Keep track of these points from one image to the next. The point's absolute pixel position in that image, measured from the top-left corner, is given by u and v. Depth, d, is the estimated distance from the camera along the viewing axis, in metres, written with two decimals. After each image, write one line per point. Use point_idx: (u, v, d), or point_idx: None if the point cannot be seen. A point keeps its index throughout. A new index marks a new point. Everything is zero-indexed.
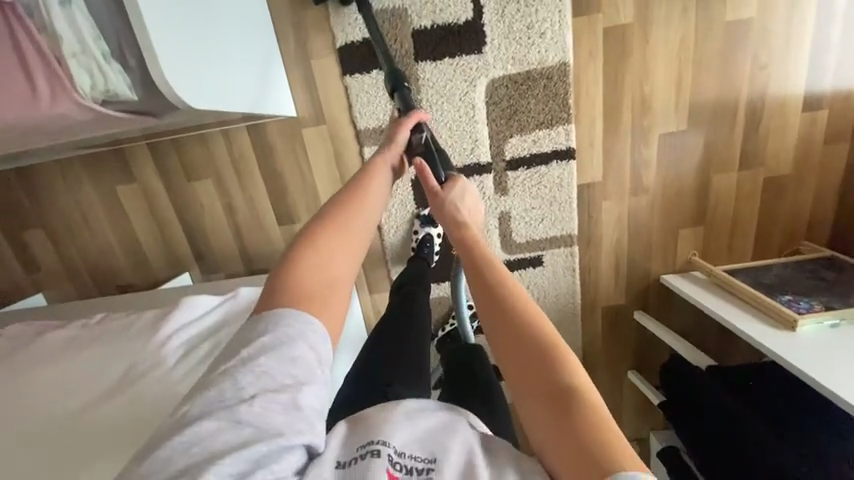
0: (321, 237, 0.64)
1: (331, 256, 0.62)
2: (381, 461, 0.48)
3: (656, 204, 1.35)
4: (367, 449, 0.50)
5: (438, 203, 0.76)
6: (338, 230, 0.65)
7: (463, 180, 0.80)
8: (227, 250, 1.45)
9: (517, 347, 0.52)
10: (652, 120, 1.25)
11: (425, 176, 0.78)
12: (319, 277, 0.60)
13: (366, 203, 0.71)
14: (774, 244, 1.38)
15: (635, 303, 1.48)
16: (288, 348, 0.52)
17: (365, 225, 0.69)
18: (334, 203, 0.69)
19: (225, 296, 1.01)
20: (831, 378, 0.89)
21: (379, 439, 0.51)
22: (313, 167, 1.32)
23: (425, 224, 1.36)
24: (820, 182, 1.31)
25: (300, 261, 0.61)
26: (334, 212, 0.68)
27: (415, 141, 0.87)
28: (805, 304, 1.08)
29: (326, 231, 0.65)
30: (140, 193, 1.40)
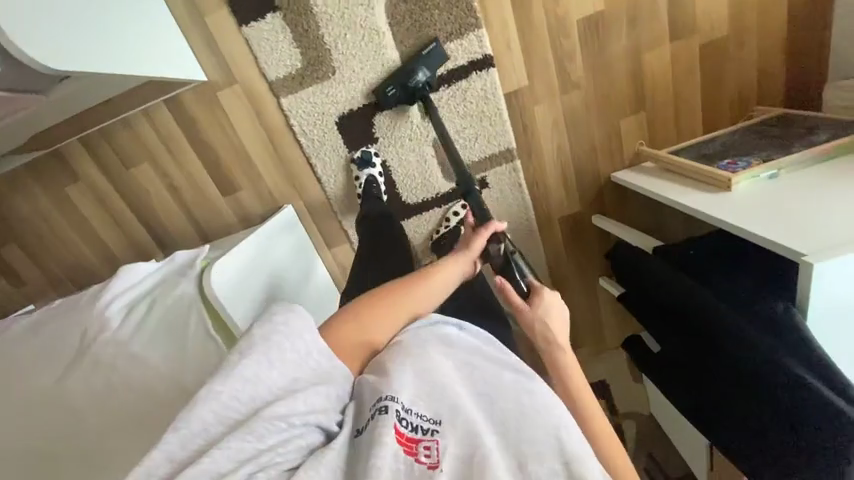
0: (378, 313, 0.74)
1: (372, 322, 0.73)
2: (389, 418, 0.56)
3: (591, 100, 1.30)
4: (377, 406, 0.58)
5: (523, 316, 0.80)
6: (408, 296, 0.78)
7: (550, 291, 0.82)
8: (184, 231, 1.49)
9: (573, 405, 0.69)
10: (565, 7, 1.18)
11: (508, 292, 0.82)
12: (360, 341, 0.71)
13: (429, 286, 0.81)
14: (724, 117, 1.31)
15: (591, 208, 1.45)
16: (296, 357, 0.62)
17: (425, 295, 0.80)
18: (404, 281, 0.80)
19: (161, 261, 1.05)
20: (757, 224, 0.85)
21: (388, 396, 0.59)
22: (239, 130, 1.33)
23: (363, 167, 1.34)
24: (762, 38, 1.22)
25: (353, 328, 0.72)
26: (408, 280, 0.80)
27: (492, 250, 0.95)
28: (742, 164, 1.01)
29: (393, 297, 0.77)
30: (88, 191, 1.45)
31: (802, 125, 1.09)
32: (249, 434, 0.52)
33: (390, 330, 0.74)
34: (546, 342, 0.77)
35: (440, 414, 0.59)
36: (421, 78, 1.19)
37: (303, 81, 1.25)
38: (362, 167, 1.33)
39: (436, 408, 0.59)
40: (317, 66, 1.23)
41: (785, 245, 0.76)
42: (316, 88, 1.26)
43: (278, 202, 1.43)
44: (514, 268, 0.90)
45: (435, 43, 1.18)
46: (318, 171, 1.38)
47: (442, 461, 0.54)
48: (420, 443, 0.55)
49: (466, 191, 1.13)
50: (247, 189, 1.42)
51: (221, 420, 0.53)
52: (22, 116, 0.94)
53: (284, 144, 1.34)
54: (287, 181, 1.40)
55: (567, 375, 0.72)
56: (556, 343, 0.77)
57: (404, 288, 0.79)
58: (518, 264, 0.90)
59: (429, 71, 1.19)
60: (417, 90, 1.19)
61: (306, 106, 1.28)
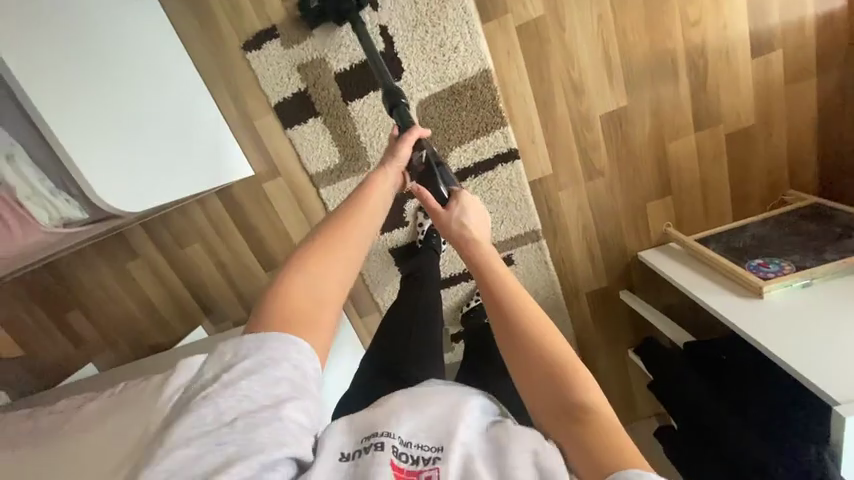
0: (321, 257, 0.61)
1: (322, 271, 0.59)
2: (384, 455, 0.48)
3: (617, 185, 1.32)
4: (370, 442, 0.49)
5: (440, 219, 0.77)
6: (340, 234, 0.64)
7: (466, 193, 0.80)
8: (228, 301, 1.62)
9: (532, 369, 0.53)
10: (589, 104, 1.23)
11: (425, 198, 0.79)
12: (307, 298, 0.57)
13: (368, 208, 0.69)
14: (755, 200, 1.30)
15: (619, 283, 1.46)
16: (266, 369, 0.50)
17: (366, 233, 0.66)
18: (339, 214, 0.67)
19: None
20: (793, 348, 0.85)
21: (383, 431, 0.50)
22: (280, 214, 1.44)
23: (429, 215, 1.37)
24: (791, 127, 1.22)
25: (294, 273, 0.58)
26: (340, 215, 0.67)
27: (415, 160, 0.91)
28: (774, 266, 1.02)
29: (324, 239, 0.63)
30: (146, 265, 1.60)
31: (835, 222, 1.08)
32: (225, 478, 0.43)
33: (332, 275, 0.60)
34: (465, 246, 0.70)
35: (441, 438, 0.50)
36: None
37: (341, 174, 1.35)
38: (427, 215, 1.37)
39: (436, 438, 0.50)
40: (353, 160, 1.32)
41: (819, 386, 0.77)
42: (352, 180, 1.35)
43: None
44: (436, 174, 0.89)
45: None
46: None
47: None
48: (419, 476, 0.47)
49: (393, 105, 0.99)
50: (286, 265, 1.52)
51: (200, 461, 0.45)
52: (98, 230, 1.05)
53: (321, 226, 1.44)
54: None
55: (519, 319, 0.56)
56: (475, 241, 0.71)
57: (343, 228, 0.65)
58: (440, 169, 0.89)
59: None
60: (344, 5, 1.11)
61: (343, 194, 1.37)
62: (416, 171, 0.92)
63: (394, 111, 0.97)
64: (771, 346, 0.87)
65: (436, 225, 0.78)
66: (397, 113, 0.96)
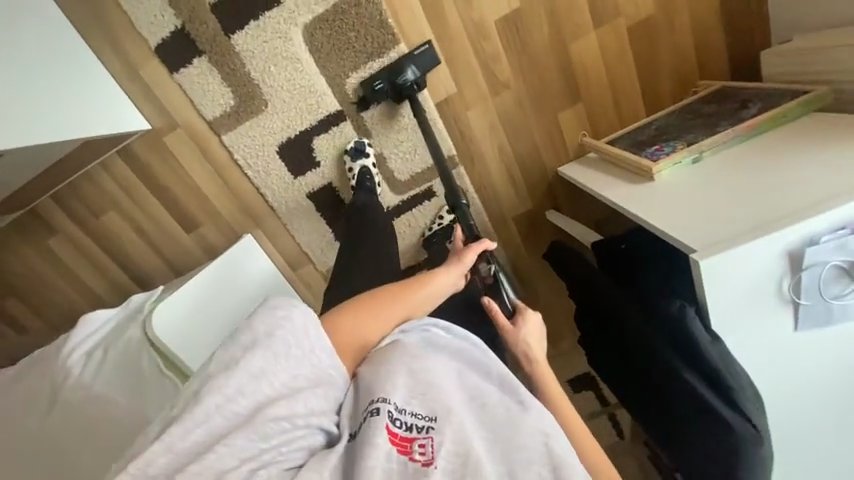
0: (376, 314, 0.69)
1: (370, 323, 0.67)
2: (381, 418, 0.52)
3: (525, 98, 1.28)
4: (369, 408, 0.54)
5: (507, 337, 0.78)
6: (409, 298, 0.74)
7: (536, 314, 0.80)
8: (158, 270, 1.58)
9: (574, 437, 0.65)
10: (482, 11, 1.17)
11: (495, 312, 0.78)
12: (355, 342, 0.65)
13: (427, 295, 0.77)
14: (667, 97, 1.26)
15: (544, 203, 1.43)
16: (298, 356, 0.56)
17: (427, 305, 0.77)
18: (400, 284, 0.75)
19: (118, 307, 1.12)
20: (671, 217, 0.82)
21: (379, 397, 0.55)
22: (190, 169, 1.39)
23: (357, 157, 1.31)
24: (693, 13, 1.17)
25: (350, 321, 0.66)
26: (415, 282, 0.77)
27: (483, 269, 0.99)
28: (668, 148, 0.98)
29: (398, 298, 0.73)
30: (68, 242, 1.56)
31: (735, 99, 1.03)
32: (252, 433, 0.49)
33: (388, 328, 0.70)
34: (533, 366, 0.74)
35: (437, 412, 0.55)
36: (410, 78, 1.18)
37: (239, 117, 1.29)
38: (355, 158, 1.31)
39: (431, 405, 0.55)
40: (249, 101, 1.27)
41: (678, 240, 0.76)
42: (252, 122, 1.30)
43: (238, 233, 1.49)
44: (502, 292, 0.96)
45: (426, 46, 1.18)
46: (270, 199, 1.43)
47: (436, 460, 0.51)
48: (414, 442, 0.52)
49: (454, 204, 1.16)
50: (207, 224, 1.48)
51: (225, 419, 0.50)
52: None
53: (233, 177, 1.40)
54: (244, 213, 1.46)
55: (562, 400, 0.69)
56: (544, 369, 0.74)
57: (412, 293, 0.75)
58: (503, 283, 0.97)
59: (417, 70, 1.19)
60: (404, 89, 1.19)
61: (247, 139, 1.32)
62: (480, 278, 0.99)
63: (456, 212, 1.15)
64: (650, 219, 0.84)
65: (503, 340, 0.80)
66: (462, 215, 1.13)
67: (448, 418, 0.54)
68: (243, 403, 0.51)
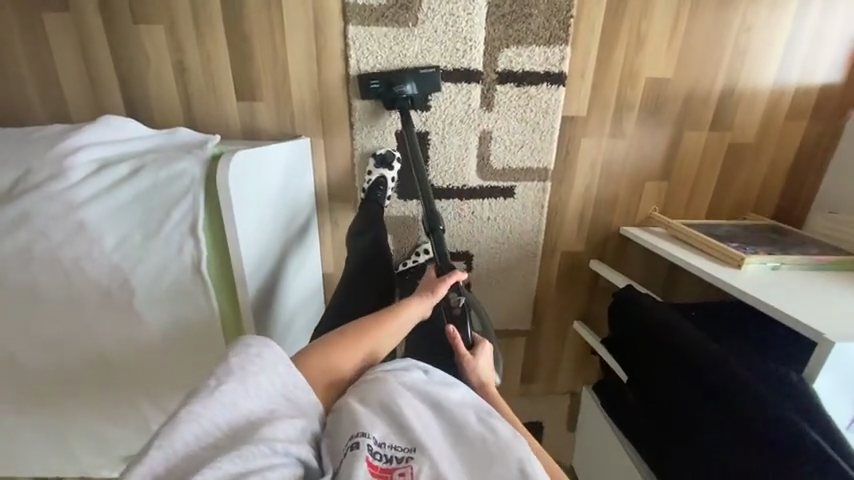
0: (342, 351, 0.70)
1: (341, 365, 0.69)
2: (361, 451, 0.54)
3: (629, 152, 1.37)
4: (350, 442, 0.55)
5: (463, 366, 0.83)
6: (373, 336, 0.74)
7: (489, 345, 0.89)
8: (171, 121, 1.26)
9: None
10: (641, 62, 1.26)
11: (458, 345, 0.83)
12: (325, 380, 0.67)
13: (396, 328, 0.79)
14: (724, 212, 1.46)
15: (591, 251, 1.50)
16: (281, 376, 0.60)
17: (390, 339, 0.77)
18: (368, 320, 0.76)
19: (161, 131, 0.85)
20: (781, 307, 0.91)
21: (360, 432, 0.56)
22: (289, 36, 1.19)
23: (381, 164, 1.31)
24: (775, 160, 1.40)
25: (322, 360, 0.68)
26: (368, 323, 0.76)
27: (453, 299, 0.98)
28: (750, 249, 1.14)
29: (354, 340, 0.72)
30: (72, 30, 1.18)
31: (793, 236, 1.24)
32: (233, 457, 0.49)
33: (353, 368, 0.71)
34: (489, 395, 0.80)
35: (413, 443, 0.56)
36: None
37: (380, 18, 1.17)
38: (380, 164, 1.31)
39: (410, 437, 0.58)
40: (401, 9, 1.16)
41: (806, 326, 0.83)
42: (390, 31, 1.18)
43: (297, 131, 1.28)
44: (468, 322, 0.94)
45: (432, 69, 1.20)
46: (355, 114, 1.27)
47: None
48: (392, 472, 0.53)
49: (431, 228, 1.11)
50: (268, 103, 1.25)
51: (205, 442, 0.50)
52: None
53: (331, 71, 1.22)
54: (316, 113, 1.27)
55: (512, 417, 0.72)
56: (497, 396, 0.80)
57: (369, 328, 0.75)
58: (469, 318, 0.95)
59: None
60: (399, 100, 1.20)
61: (373, 44, 1.19)
62: (449, 309, 0.97)
63: (431, 236, 1.11)
64: (763, 303, 0.92)
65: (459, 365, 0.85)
66: (435, 241, 1.10)
67: (421, 442, 0.56)
68: (220, 434, 0.51)
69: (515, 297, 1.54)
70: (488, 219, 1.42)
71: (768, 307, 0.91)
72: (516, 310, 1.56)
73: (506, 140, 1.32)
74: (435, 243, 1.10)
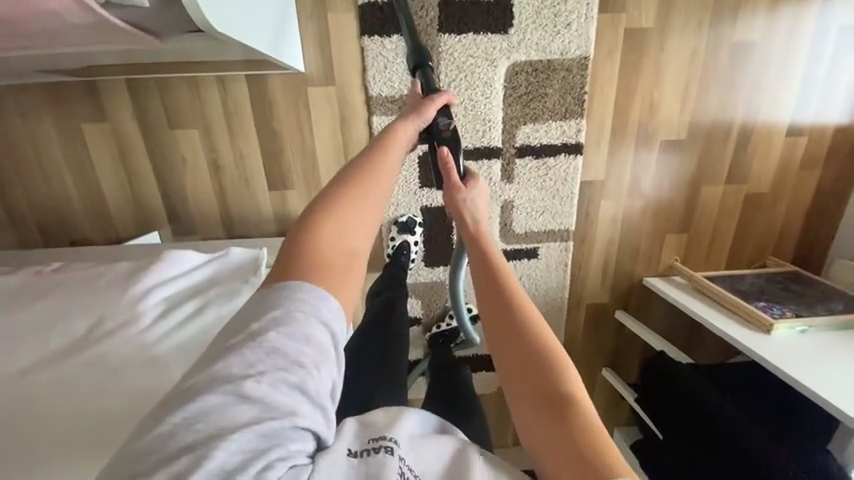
0: (326, 219, 0.60)
1: (341, 229, 0.60)
2: (394, 458, 0.47)
3: (648, 208, 1.41)
4: (379, 444, 0.48)
5: (455, 204, 0.71)
6: (348, 199, 0.62)
7: (482, 183, 0.75)
8: (207, 213, 1.32)
9: (525, 371, 0.52)
10: (655, 126, 1.31)
11: (449, 171, 0.71)
12: (333, 249, 0.58)
13: (380, 182, 0.65)
14: (744, 258, 1.48)
15: (616, 302, 1.54)
16: (300, 325, 0.50)
17: (376, 199, 0.64)
18: (342, 179, 0.64)
19: (214, 255, 0.91)
20: (816, 385, 0.94)
21: (390, 436, 0.49)
22: (316, 129, 1.24)
23: (403, 231, 1.36)
24: (791, 206, 1.42)
25: (318, 227, 0.59)
26: (342, 186, 0.63)
27: (441, 124, 0.73)
28: (777, 310, 1.17)
29: (334, 204, 0.61)
30: (113, 138, 1.26)
31: (816, 288, 1.27)
32: (255, 428, 0.43)
33: (353, 223, 0.61)
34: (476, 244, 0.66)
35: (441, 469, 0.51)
36: None
37: (402, 107, 1.22)
38: (401, 231, 1.35)
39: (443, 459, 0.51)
40: None
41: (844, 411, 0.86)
42: None
43: None
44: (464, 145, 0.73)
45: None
46: None
47: None
48: None
49: (418, 65, 0.82)
50: (298, 189, 1.30)
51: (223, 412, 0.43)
52: (174, 47, 0.81)
53: None
54: None
55: (509, 303, 0.57)
56: (487, 239, 0.67)
57: (347, 200, 0.62)
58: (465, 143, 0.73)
59: None
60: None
61: None
62: (437, 137, 0.74)
63: (418, 75, 0.81)
64: (798, 382, 0.95)
65: (448, 205, 0.72)
66: (423, 77, 0.80)
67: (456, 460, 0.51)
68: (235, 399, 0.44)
69: None
70: None
71: (802, 385, 0.95)
72: None
73: (528, 207, 1.37)
74: (424, 81, 0.81)
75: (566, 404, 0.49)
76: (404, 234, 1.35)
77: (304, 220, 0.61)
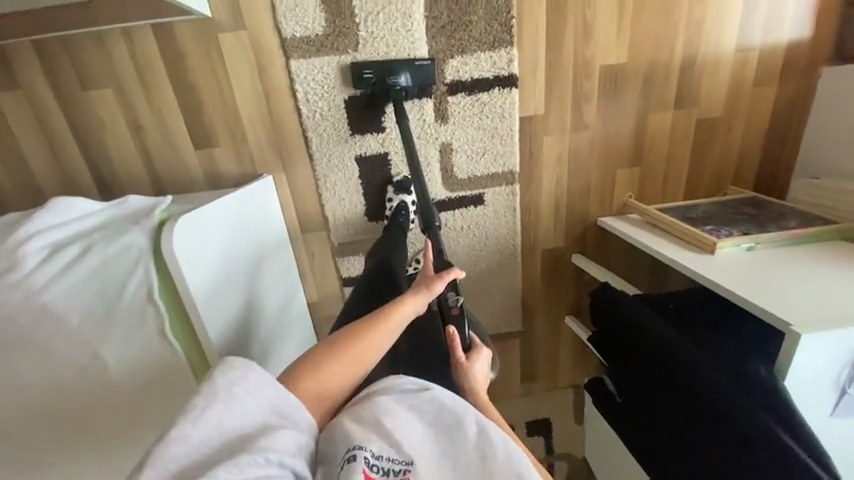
0: (336, 361, 0.66)
1: (332, 376, 0.65)
2: (358, 465, 0.52)
3: (595, 142, 1.34)
4: (347, 456, 0.54)
5: (459, 373, 0.82)
6: (361, 344, 0.69)
7: (485, 350, 0.86)
8: (136, 180, 1.29)
9: None
10: (593, 50, 1.23)
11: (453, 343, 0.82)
12: (317, 398, 0.64)
13: (392, 330, 0.73)
14: (703, 190, 1.42)
15: (573, 245, 1.48)
16: (264, 390, 0.57)
17: (383, 344, 0.71)
18: (359, 325, 0.71)
19: (110, 202, 0.88)
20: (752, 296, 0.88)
21: (356, 444, 0.55)
22: (233, 79, 1.19)
23: (399, 191, 1.31)
24: (747, 129, 1.35)
25: (312, 378, 0.64)
26: (360, 329, 0.70)
27: (449, 298, 0.86)
28: (725, 231, 1.11)
29: (345, 347, 0.68)
30: (26, 106, 1.21)
31: (772, 209, 1.20)
32: (231, 465, 0.47)
33: (348, 379, 0.67)
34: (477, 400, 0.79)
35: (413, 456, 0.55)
36: None
37: (320, 48, 1.16)
38: (398, 191, 1.31)
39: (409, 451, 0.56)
40: (339, 36, 1.15)
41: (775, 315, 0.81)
42: (333, 59, 1.17)
43: (258, 170, 1.29)
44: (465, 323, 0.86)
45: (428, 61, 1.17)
46: (312, 146, 1.26)
47: None
48: None
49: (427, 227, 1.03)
50: (225, 147, 1.26)
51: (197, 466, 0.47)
52: None
53: (281, 106, 1.22)
54: (274, 149, 1.27)
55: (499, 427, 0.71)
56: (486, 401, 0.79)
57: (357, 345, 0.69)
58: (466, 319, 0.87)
59: None
60: (393, 90, 1.17)
61: (317, 75, 1.19)
62: (446, 308, 0.87)
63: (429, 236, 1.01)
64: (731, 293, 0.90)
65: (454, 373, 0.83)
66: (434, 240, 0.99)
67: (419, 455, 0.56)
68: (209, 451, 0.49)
69: (502, 300, 1.53)
70: (460, 229, 1.41)
71: (737, 296, 0.89)
72: (505, 313, 1.55)
73: (467, 149, 1.31)
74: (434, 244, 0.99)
75: None
76: (400, 194, 1.31)
77: (309, 360, 0.66)
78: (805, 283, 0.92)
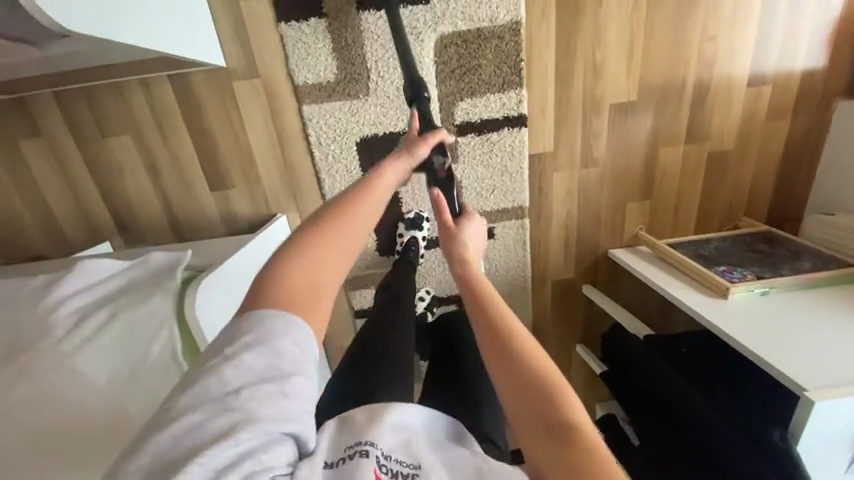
0: (309, 248, 0.57)
1: (309, 261, 0.56)
2: (368, 462, 0.45)
3: (604, 176, 1.34)
4: (354, 450, 0.47)
5: (448, 239, 0.76)
6: (339, 224, 0.60)
7: (477, 218, 0.81)
8: (154, 220, 1.32)
9: (515, 371, 0.51)
10: (603, 88, 1.23)
11: (441, 210, 0.77)
12: (302, 281, 0.54)
13: (371, 206, 0.65)
14: (714, 222, 1.41)
15: (583, 277, 1.48)
16: (270, 340, 0.49)
17: (365, 218, 0.63)
18: (333, 206, 0.63)
19: (132, 261, 0.94)
20: (767, 352, 0.88)
21: (366, 440, 0.48)
22: (247, 124, 1.21)
23: (411, 228, 1.33)
24: (760, 162, 1.34)
25: (286, 267, 0.55)
26: (336, 212, 0.62)
27: (434, 162, 0.84)
28: (738, 273, 1.10)
29: (321, 231, 0.59)
30: (50, 152, 1.25)
31: (785, 248, 1.19)
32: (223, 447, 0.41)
33: (329, 264, 0.57)
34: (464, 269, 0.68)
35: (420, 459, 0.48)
36: None
37: (332, 94, 1.18)
38: (409, 228, 1.33)
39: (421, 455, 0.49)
40: (350, 82, 1.17)
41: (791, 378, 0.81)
42: (344, 104, 1.19)
43: (271, 209, 1.32)
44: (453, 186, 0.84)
45: None
46: (324, 186, 1.28)
47: None
48: None
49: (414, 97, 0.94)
50: (239, 188, 1.29)
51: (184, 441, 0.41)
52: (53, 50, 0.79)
53: (293, 149, 1.24)
54: (287, 189, 1.29)
55: (498, 312, 0.58)
56: (476, 271, 0.68)
57: (331, 230, 0.59)
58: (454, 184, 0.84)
59: None
60: None
61: (329, 119, 1.21)
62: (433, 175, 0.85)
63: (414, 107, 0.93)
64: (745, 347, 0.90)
65: (444, 240, 0.76)
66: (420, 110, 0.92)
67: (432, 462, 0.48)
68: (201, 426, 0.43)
69: None
70: None
71: (751, 352, 0.90)
72: None
73: (477, 187, 1.32)
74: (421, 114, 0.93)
75: (556, 411, 0.46)
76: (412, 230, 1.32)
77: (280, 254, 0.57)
78: (821, 335, 0.92)
